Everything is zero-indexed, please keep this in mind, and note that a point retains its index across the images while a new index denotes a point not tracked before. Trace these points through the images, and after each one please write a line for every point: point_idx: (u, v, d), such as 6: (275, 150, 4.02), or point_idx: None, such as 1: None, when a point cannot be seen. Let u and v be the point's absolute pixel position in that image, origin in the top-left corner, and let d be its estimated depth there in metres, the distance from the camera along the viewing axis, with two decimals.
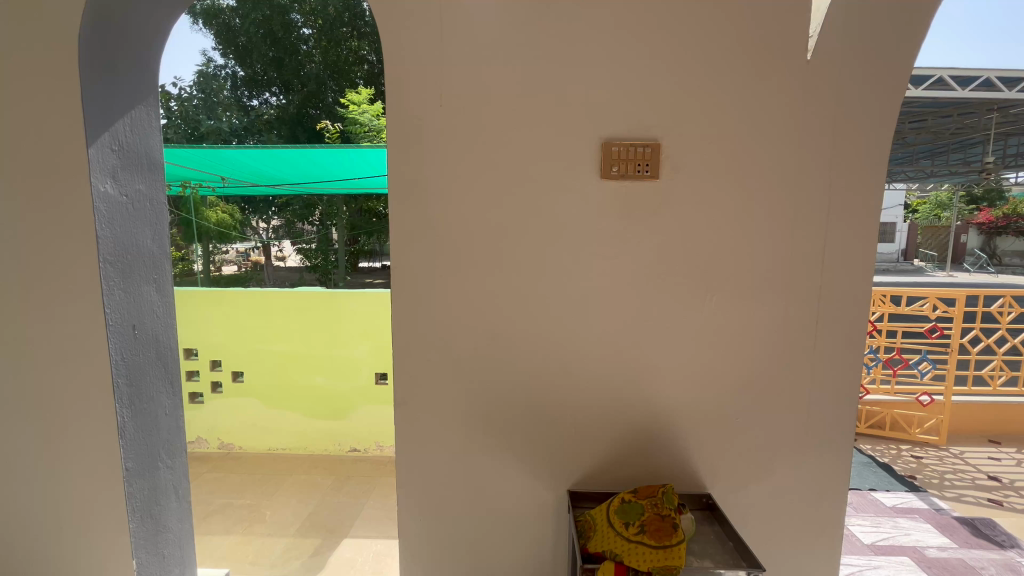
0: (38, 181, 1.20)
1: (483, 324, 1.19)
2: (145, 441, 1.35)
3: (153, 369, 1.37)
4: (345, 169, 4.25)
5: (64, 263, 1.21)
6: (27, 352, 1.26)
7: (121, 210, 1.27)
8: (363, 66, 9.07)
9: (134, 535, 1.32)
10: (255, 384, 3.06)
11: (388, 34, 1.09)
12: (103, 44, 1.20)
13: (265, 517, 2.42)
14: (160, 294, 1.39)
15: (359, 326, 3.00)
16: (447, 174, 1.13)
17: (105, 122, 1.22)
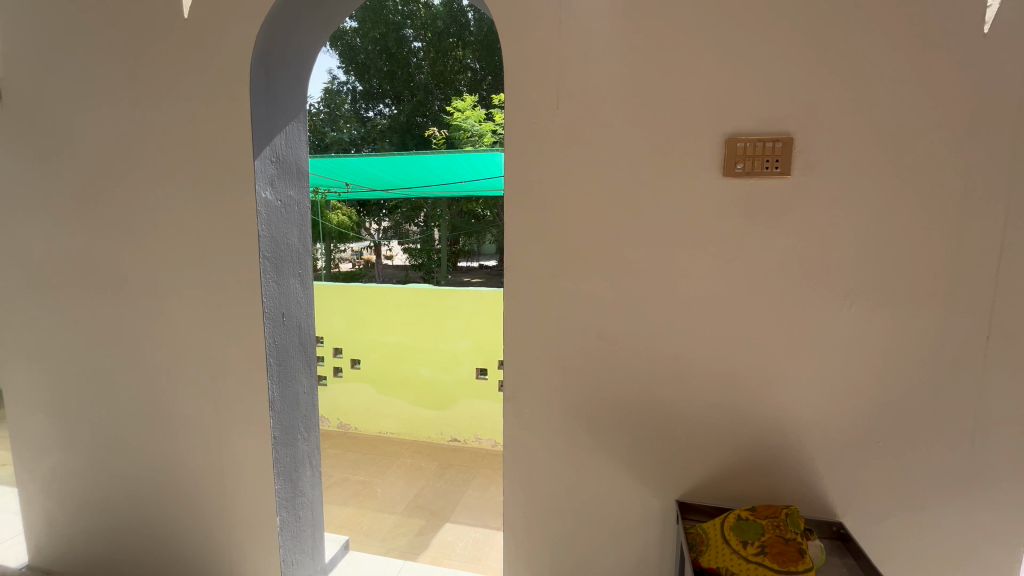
0: (212, 189, 1.40)
1: (592, 324, 1.19)
2: (288, 415, 1.54)
3: (296, 351, 1.56)
4: (451, 173, 4.53)
5: (230, 258, 1.42)
6: (198, 334, 1.48)
7: (277, 213, 1.46)
8: (467, 74, 9.57)
9: (278, 496, 1.52)
10: (369, 371, 3.35)
11: (510, 42, 1.14)
12: (268, 70, 1.39)
13: (376, 494, 2.65)
14: (303, 287, 1.58)
15: (463, 322, 3.15)
16: (562, 176, 1.15)
17: (268, 137, 1.40)
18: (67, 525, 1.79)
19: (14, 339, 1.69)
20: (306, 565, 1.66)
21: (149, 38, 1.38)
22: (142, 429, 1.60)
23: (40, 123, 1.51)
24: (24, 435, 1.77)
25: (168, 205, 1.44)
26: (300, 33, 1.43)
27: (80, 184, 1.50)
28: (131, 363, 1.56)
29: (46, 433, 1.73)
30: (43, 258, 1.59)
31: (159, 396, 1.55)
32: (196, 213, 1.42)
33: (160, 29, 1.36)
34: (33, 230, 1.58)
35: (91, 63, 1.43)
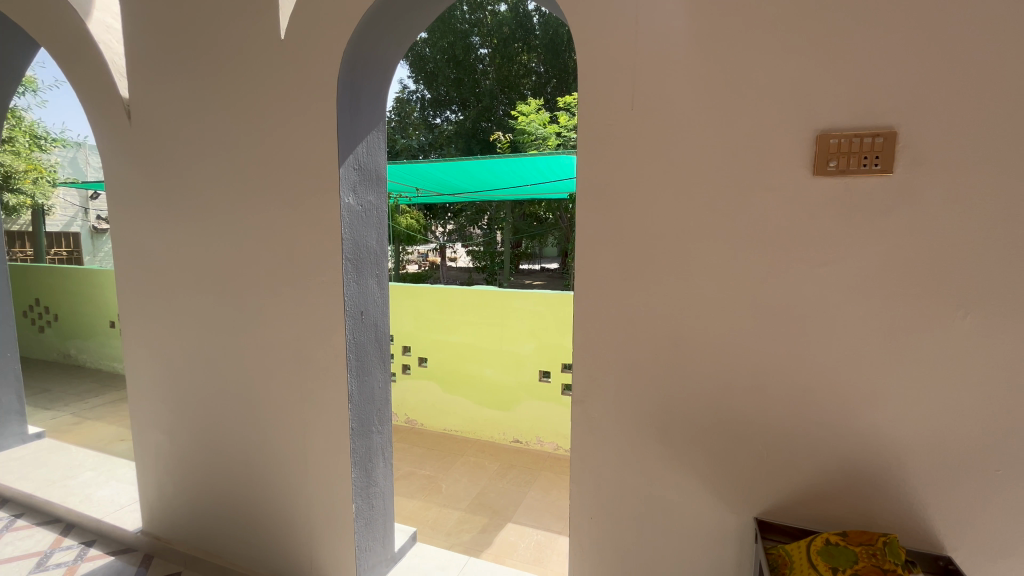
0: (301, 195, 1.50)
1: (666, 330, 1.16)
2: (364, 408, 1.62)
3: (372, 348, 1.65)
4: (516, 176, 4.60)
5: (315, 258, 1.52)
6: (287, 330, 1.60)
7: (358, 217, 1.54)
8: (531, 77, 9.70)
9: (354, 485, 1.61)
10: (436, 369, 3.46)
11: (584, 44, 1.14)
12: (352, 83, 1.48)
13: (441, 489, 2.73)
14: (379, 286, 1.67)
15: (527, 324, 3.16)
16: (636, 178, 1.13)
17: (351, 146, 1.49)
18: (174, 497, 2.01)
19: (135, 330, 1.92)
20: (378, 552, 1.75)
21: (250, 59, 1.51)
22: (238, 414, 1.75)
23: (159, 139, 1.70)
24: (141, 415, 2.00)
25: (263, 211, 1.57)
26: (382, 47, 1.51)
27: (191, 192, 1.68)
28: (230, 354, 1.72)
29: (160, 414, 1.95)
30: (158, 258, 1.79)
31: (252, 386, 1.70)
32: (287, 217, 1.53)
33: (259, 49, 1.49)
34: (152, 235, 1.78)
35: (201, 83, 1.59)
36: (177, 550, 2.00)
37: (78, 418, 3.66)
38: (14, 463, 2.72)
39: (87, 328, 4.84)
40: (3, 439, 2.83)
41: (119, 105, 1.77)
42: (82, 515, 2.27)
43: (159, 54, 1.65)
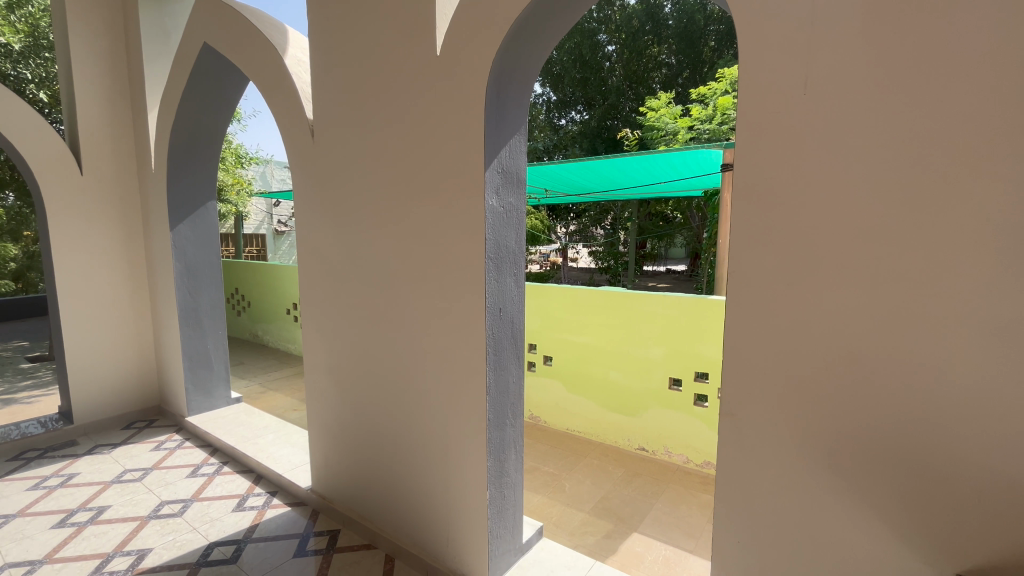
0: (449, 198, 1.62)
1: (840, 342, 1.02)
2: (500, 400, 1.70)
3: (508, 343, 1.71)
4: (647, 175, 4.45)
5: (460, 258, 1.62)
6: (433, 323, 1.74)
7: (499, 218, 1.62)
8: (662, 70, 9.36)
9: (489, 473, 1.69)
10: (561, 369, 3.48)
11: (747, 27, 1.05)
12: (499, 90, 1.55)
13: (565, 487, 2.74)
14: (517, 285, 1.73)
15: (657, 328, 3.03)
16: (806, 171, 1.01)
17: (496, 150, 1.57)
18: (335, 464, 2.31)
19: (311, 317, 2.25)
20: (507, 540, 1.82)
21: (410, 77, 1.67)
22: (389, 397, 1.95)
23: (334, 154, 1.97)
24: (313, 390, 2.34)
25: (415, 213, 1.72)
26: (528, 52, 1.56)
27: (357, 198, 1.91)
28: (384, 343, 1.92)
29: (327, 390, 2.26)
30: (331, 256, 2.07)
31: (401, 372, 1.88)
32: (435, 219, 1.67)
33: (418, 67, 1.64)
34: (327, 235, 2.07)
35: (369, 102, 1.81)
36: (338, 510, 2.31)
37: (264, 387, 4.41)
38: (222, 421, 3.37)
39: (271, 313, 5.82)
40: (215, 399, 3.53)
41: (305, 125, 2.09)
42: (268, 468, 2.74)
43: (337, 80, 1.91)
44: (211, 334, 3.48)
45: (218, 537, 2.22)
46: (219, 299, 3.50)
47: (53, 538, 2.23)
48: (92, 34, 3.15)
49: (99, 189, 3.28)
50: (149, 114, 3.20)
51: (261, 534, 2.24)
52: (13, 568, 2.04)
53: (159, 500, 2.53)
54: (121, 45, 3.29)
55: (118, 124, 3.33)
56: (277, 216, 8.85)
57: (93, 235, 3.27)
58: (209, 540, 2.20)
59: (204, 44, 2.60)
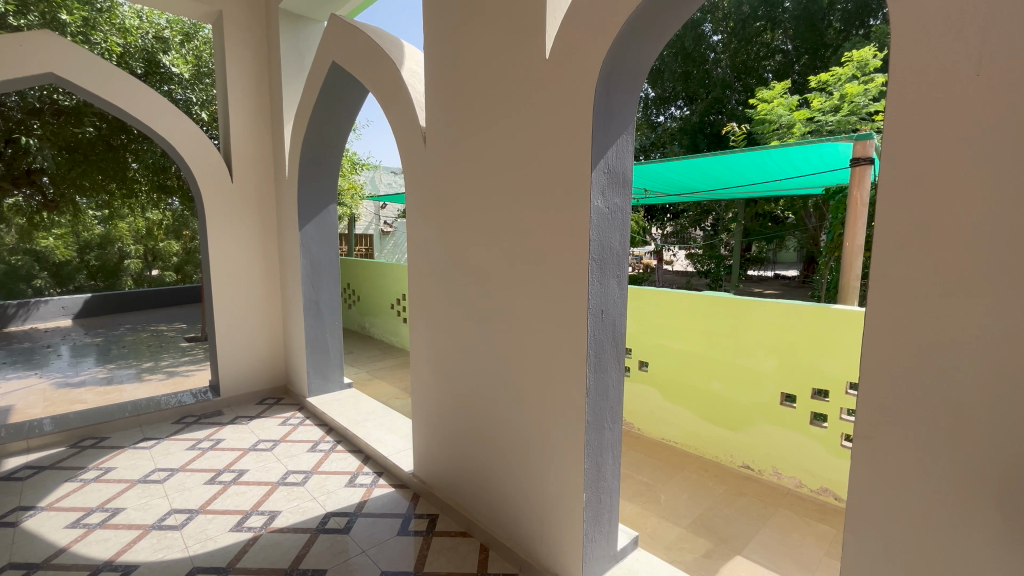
0: (554, 200, 1.64)
1: (1014, 366, 0.87)
2: (599, 404, 1.68)
3: (609, 346, 1.69)
4: (759, 173, 4.14)
5: (563, 259, 1.63)
6: (534, 321, 1.77)
7: (604, 219, 1.60)
8: (775, 57, 8.65)
9: (587, 476, 1.68)
10: (657, 375, 3.35)
11: (902, 4, 0.93)
12: (608, 90, 1.53)
13: (660, 499, 2.63)
14: (620, 287, 1.70)
15: (768, 337, 2.80)
16: (975, 166, 0.87)
17: (603, 151, 1.55)
18: (435, 452, 2.44)
19: (418, 312, 2.40)
20: (602, 546, 1.79)
21: (519, 81, 1.71)
22: (488, 391, 2.02)
23: (444, 158, 2.09)
24: (418, 381, 2.49)
25: (521, 214, 1.76)
26: (642, 49, 1.52)
27: (465, 200, 2.00)
28: (485, 339, 1.99)
29: (430, 380, 2.40)
30: (439, 255, 2.19)
31: (502, 368, 1.93)
32: (539, 220, 1.70)
33: (528, 71, 1.68)
34: (435, 235, 2.20)
35: (479, 107, 1.89)
36: (437, 496, 2.44)
37: (370, 375, 4.80)
38: (336, 403, 3.72)
39: (376, 307, 6.29)
40: (331, 383, 3.90)
41: (418, 132, 2.23)
42: (375, 450, 2.97)
43: (449, 88, 2.03)
44: (330, 325, 3.85)
45: (334, 508, 2.46)
46: (336, 293, 3.87)
47: (205, 492, 2.61)
48: (243, 60, 3.64)
49: (244, 193, 3.78)
50: (286, 127, 3.63)
51: (370, 510, 2.44)
52: (177, 514, 2.42)
53: (285, 469, 2.86)
54: (265, 68, 3.77)
55: (261, 136, 3.81)
56: (383, 218, 9.56)
57: (238, 234, 3.78)
58: (327, 510, 2.44)
59: (332, 63, 2.89)
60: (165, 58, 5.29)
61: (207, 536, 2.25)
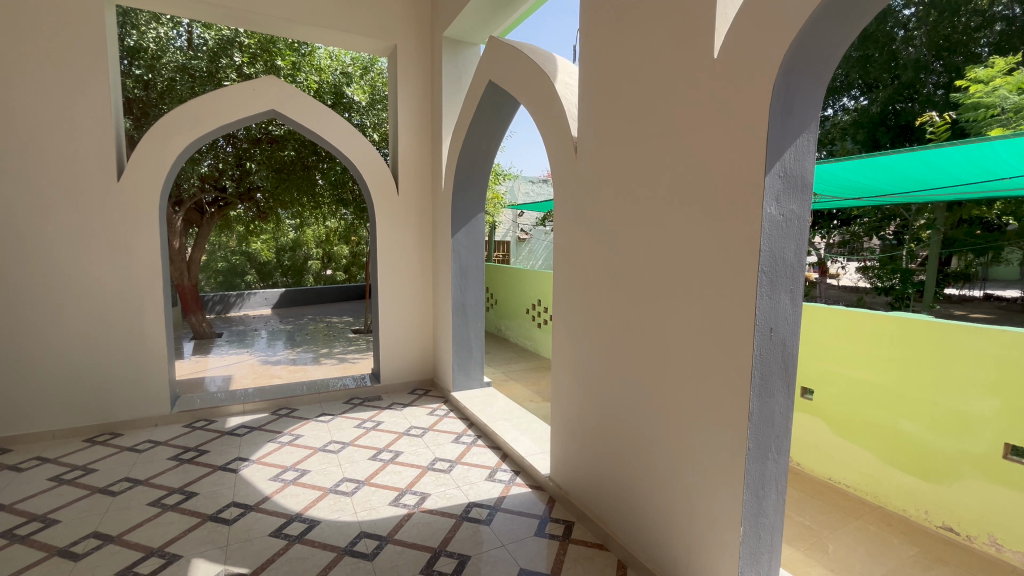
0: (719, 207, 1.54)
1: None
2: (764, 431, 1.53)
3: (778, 368, 1.53)
4: (977, 172, 3.42)
5: (728, 271, 1.52)
6: (690, 336, 1.68)
7: (778, 228, 1.45)
8: (995, 27, 7.03)
9: (745, 509, 1.53)
10: (825, 406, 2.93)
11: None
12: (789, 85, 1.39)
13: (828, 548, 2.28)
14: (793, 303, 1.53)
15: (986, 373, 2.28)
16: None
17: (780, 153, 1.41)
18: (573, 459, 2.46)
19: (563, 317, 2.45)
20: None
21: (681, 85, 1.65)
22: (634, 403, 1.97)
23: (597, 167, 2.11)
24: (559, 386, 2.53)
25: (679, 222, 1.69)
26: (833, 39, 1.35)
27: (618, 209, 1.99)
28: (634, 349, 1.95)
29: (571, 386, 2.42)
30: (588, 264, 2.21)
31: (650, 381, 1.87)
32: (701, 228, 1.61)
33: (693, 74, 1.60)
34: (584, 244, 2.23)
35: (636, 115, 1.87)
36: (573, 503, 2.45)
37: (507, 375, 5.03)
38: (477, 400, 3.96)
39: (512, 311, 6.55)
40: (473, 380, 4.17)
41: (570, 142, 2.28)
42: (514, 448, 3.09)
43: (605, 98, 2.04)
44: (474, 326, 4.11)
45: (476, 499, 2.61)
46: (481, 296, 4.13)
47: (369, 467, 2.97)
48: (412, 86, 4.12)
49: (407, 204, 4.24)
50: (444, 143, 3.99)
51: (508, 506, 2.54)
52: (348, 482, 2.80)
53: (434, 456, 3.12)
54: (428, 91, 4.19)
55: (423, 153, 4.25)
56: (520, 226, 9.90)
57: (401, 240, 4.26)
58: (470, 500, 2.60)
59: (490, 82, 3.10)
60: (348, 90, 6.12)
61: (372, 506, 2.56)
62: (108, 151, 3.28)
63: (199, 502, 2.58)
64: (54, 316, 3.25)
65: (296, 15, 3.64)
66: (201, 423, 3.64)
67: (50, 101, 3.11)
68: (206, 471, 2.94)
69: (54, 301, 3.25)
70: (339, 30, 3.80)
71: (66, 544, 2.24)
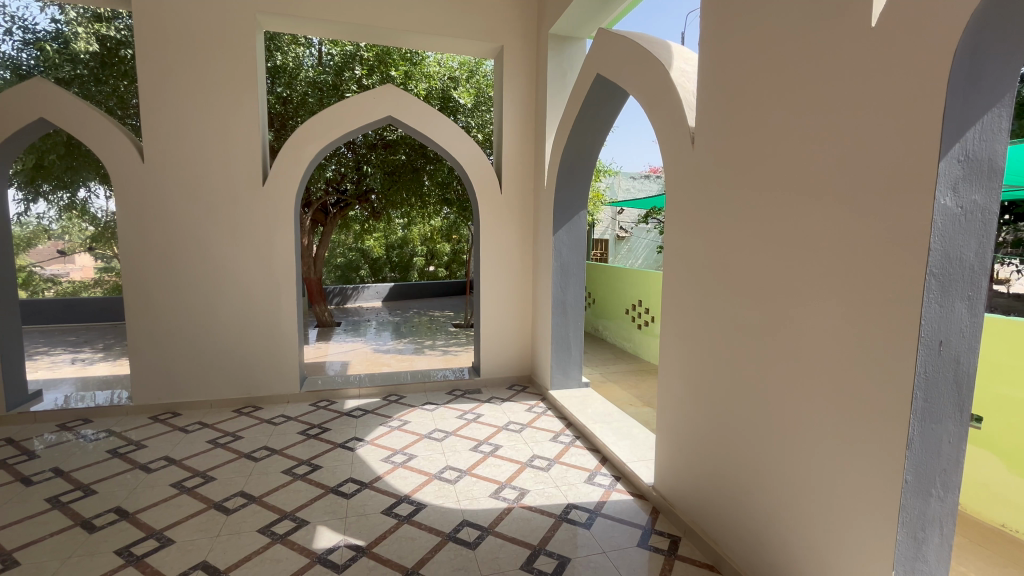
0: (873, 199, 1.34)
1: None
2: (926, 461, 1.30)
3: (947, 390, 1.29)
4: None
5: (884, 273, 1.32)
6: (832, 346, 1.48)
7: (954, 223, 1.22)
8: None
9: (897, 552, 1.32)
10: (1000, 439, 2.44)
11: None
12: (977, 51, 1.15)
13: None
14: (971, 313, 1.28)
15: None
16: None
17: (960, 133, 1.18)
18: (681, 471, 2.31)
19: (674, 319, 2.31)
20: None
21: (828, 61, 1.46)
22: (758, 416, 1.79)
23: (719, 158, 1.95)
24: (667, 392, 2.40)
25: (822, 216, 1.50)
26: None
27: (742, 204, 1.83)
28: (759, 356, 1.77)
29: (682, 392, 2.27)
30: (704, 263, 2.06)
31: (780, 392, 1.68)
32: (848, 224, 1.41)
33: (842, 46, 1.41)
34: (701, 242, 2.08)
35: (770, 99, 1.69)
36: (679, 517, 2.30)
37: (605, 377, 4.91)
38: (574, 399, 3.91)
39: (611, 311, 6.37)
40: (570, 380, 4.13)
41: (686, 133, 2.14)
42: (614, 453, 3.00)
43: (731, 83, 1.88)
44: (573, 325, 4.06)
45: (575, 501, 2.57)
46: (581, 295, 4.06)
47: (470, 458, 3.06)
48: (516, 86, 4.17)
49: (509, 202, 4.31)
50: (546, 141, 3.98)
51: (609, 512, 2.46)
52: (451, 470, 2.92)
53: (532, 452, 3.14)
54: (532, 90, 4.21)
55: (525, 151, 4.29)
56: (620, 223, 9.53)
57: (502, 238, 4.33)
58: (569, 500, 2.57)
59: (596, 75, 3.03)
60: (456, 93, 6.40)
61: (473, 495, 2.63)
62: (255, 160, 3.75)
63: (323, 475, 2.86)
64: (214, 303, 3.80)
65: (413, 26, 3.87)
66: (324, 403, 4.03)
67: (214, 118, 3.64)
68: (328, 447, 3.24)
69: (213, 290, 3.79)
70: (449, 36, 3.96)
71: (220, 499, 2.61)
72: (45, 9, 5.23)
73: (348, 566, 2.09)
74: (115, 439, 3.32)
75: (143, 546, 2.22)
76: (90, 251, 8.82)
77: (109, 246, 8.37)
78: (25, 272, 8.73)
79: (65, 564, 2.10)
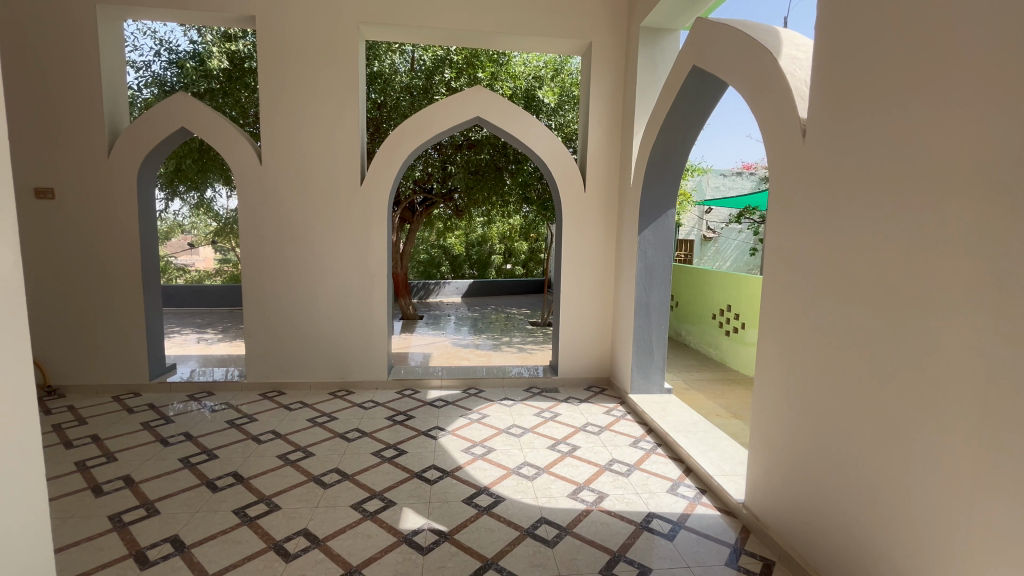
0: None
1: None
2: None
3: None
4: None
5: None
6: (973, 365, 1.29)
7: None
8: None
9: None
10: None
11: None
12: None
13: None
14: None
15: None
16: None
17: None
18: (775, 490, 2.15)
19: (775, 327, 2.16)
20: None
21: (979, 39, 1.28)
22: (874, 439, 1.61)
23: (835, 151, 1.78)
24: (763, 404, 2.24)
25: (964, 218, 1.31)
26: None
27: (860, 204, 1.66)
28: (878, 373, 1.59)
29: (781, 406, 2.11)
30: (814, 267, 1.90)
31: (901, 414, 1.51)
32: (998, 227, 1.23)
33: (998, 21, 1.23)
34: (810, 244, 1.92)
35: (901, 85, 1.51)
36: (772, 539, 2.15)
37: (688, 384, 4.70)
38: (655, 405, 3.77)
39: (696, 316, 6.08)
40: (652, 385, 4.00)
41: (796, 125, 1.98)
42: (698, 464, 2.86)
43: (851, 70, 1.71)
44: (657, 327, 3.93)
45: (657, 510, 2.48)
46: (666, 297, 3.90)
47: (548, 456, 3.07)
48: (604, 82, 4.10)
49: (593, 200, 4.25)
50: (634, 138, 3.88)
51: (693, 525, 2.34)
52: (530, 466, 2.94)
53: (611, 456, 3.08)
54: (620, 85, 4.12)
55: (611, 148, 4.20)
56: (707, 222, 8.81)
57: (585, 237, 4.28)
58: (650, 509, 2.48)
59: (692, 67, 2.89)
60: (540, 92, 6.41)
61: (551, 494, 2.63)
62: (355, 161, 4.03)
63: (408, 460, 3.01)
64: (315, 294, 4.14)
65: (503, 27, 3.93)
66: (409, 391, 4.24)
67: (321, 124, 3.96)
68: (413, 433, 3.40)
69: (316, 281, 4.13)
70: (537, 35, 3.99)
71: (318, 474, 2.84)
72: (186, 31, 6.00)
73: (431, 549, 2.18)
74: (232, 411, 3.73)
75: (255, 508, 2.48)
76: (213, 245, 10.04)
77: (229, 240, 9.46)
78: (164, 262, 10.14)
79: (194, 516, 2.41)
